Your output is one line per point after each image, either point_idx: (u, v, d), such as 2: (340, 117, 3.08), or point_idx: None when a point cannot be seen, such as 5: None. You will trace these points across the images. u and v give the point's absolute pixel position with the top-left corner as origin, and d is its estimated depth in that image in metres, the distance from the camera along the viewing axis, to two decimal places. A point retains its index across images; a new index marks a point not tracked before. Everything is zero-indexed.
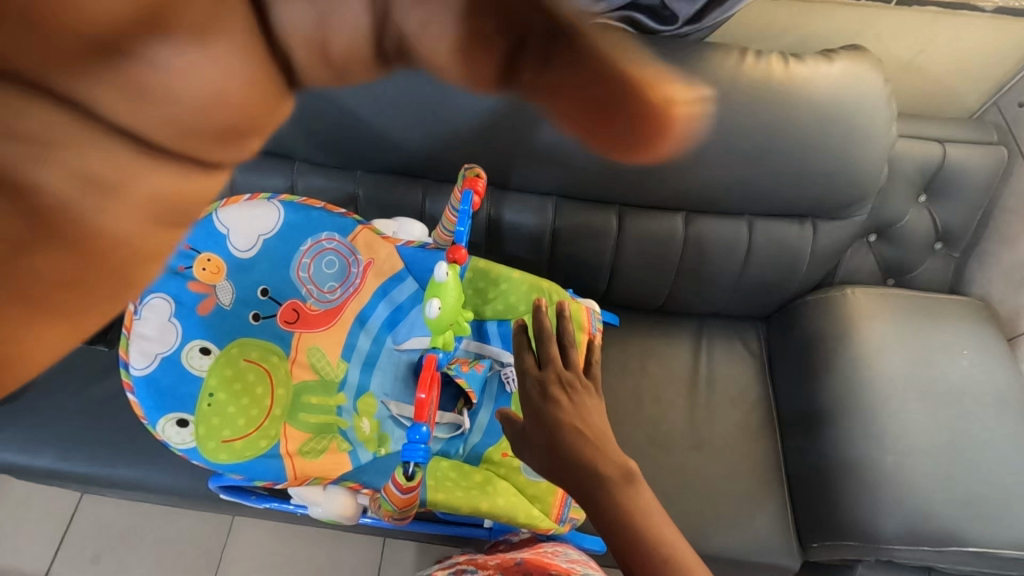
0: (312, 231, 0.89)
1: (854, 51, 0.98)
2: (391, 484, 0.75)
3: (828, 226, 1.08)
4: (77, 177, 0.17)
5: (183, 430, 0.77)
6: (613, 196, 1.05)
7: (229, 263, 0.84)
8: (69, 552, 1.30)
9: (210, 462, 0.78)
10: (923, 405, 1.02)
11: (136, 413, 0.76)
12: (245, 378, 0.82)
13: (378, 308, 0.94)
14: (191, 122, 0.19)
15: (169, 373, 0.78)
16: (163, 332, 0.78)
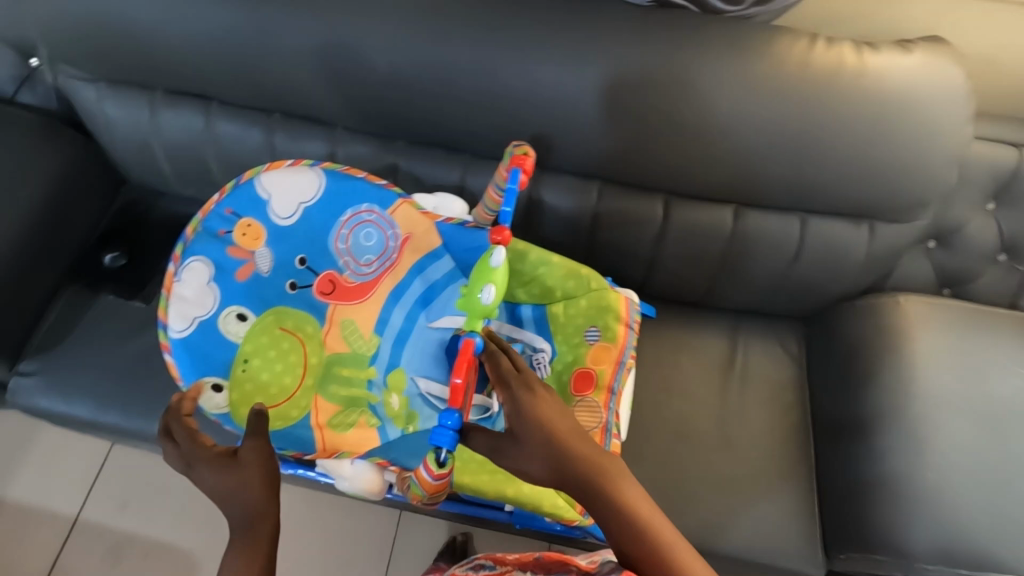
0: (351, 203, 0.87)
1: (934, 42, 0.91)
2: (422, 468, 0.74)
3: (886, 229, 1.02)
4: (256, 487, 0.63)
5: (216, 395, 0.79)
6: (660, 184, 1.01)
7: (269, 230, 0.85)
8: (101, 495, 1.36)
9: (242, 429, 0.79)
10: (968, 423, 0.97)
11: (173, 375, 0.79)
12: (279, 346, 0.83)
13: (413, 284, 0.91)
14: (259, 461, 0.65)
15: (206, 337, 0.81)
16: (201, 296, 0.82)
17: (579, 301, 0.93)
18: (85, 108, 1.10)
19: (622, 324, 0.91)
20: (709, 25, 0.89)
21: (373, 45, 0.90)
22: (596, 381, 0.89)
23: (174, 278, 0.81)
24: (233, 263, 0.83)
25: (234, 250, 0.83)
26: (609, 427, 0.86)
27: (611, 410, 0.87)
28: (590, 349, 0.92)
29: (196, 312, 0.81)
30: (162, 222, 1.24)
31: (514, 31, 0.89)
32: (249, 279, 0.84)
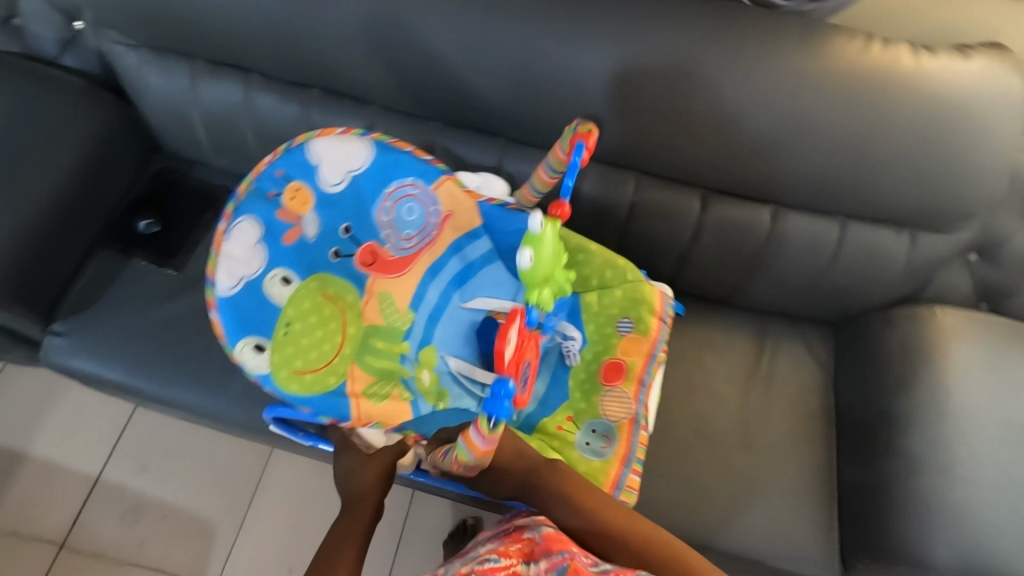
0: (396, 176, 0.87)
1: (994, 48, 0.89)
2: (472, 431, 0.72)
3: (928, 238, 1.00)
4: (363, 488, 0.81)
5: (259, 355, 0.78)
6: (699, 178, 0.99)
7: (317, 196, 0.85)
8: (121, 456, 1.38)
9: (281, 392, 0.79)
10: (998, 441, 0.96)
11: (217, 333, 0.78)
12: (321, 313, 0.82)
13: (450, 262, 0.92)
14: (374, 475, 0.82)
15: (250, 298, 0.80)
16: (249, 256, 0.81)
17: (614, 292, 0.93)
18: (126, 74, 1.10)
19: (656, 319, 0.92)
20: (764, 17, 0.87)
21: (420, 24, 0.89)
22: (627, 372, 0.90)
23: (223, 237, 0.80)
24: (280, 227, 0.83)
25: (283, 215, 0.83)
26: (638, 418, 0.88)
27: (640, 402, 0.89)
28: (621, 339, 0.92)
29: (242, 272, 0.80)
30: (195, 191, 1.25)
31: (564, 16, 0.87)
32: (295, 245, 0.83)
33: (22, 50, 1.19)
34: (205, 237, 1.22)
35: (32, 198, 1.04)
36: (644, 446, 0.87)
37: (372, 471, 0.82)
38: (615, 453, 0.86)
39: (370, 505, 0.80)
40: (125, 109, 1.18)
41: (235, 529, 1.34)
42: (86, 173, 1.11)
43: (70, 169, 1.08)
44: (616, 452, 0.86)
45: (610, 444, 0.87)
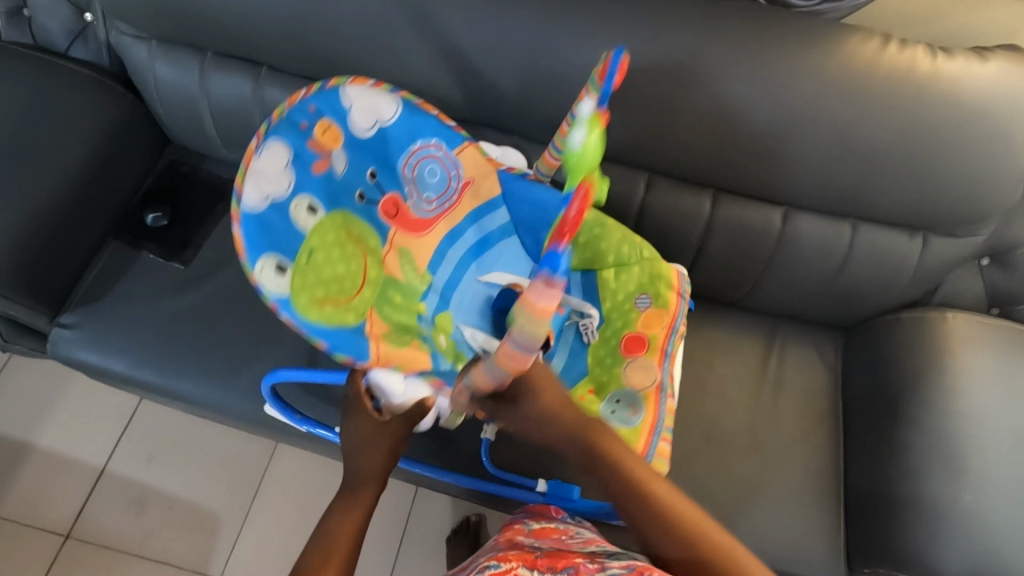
0: (425, 133, 0.87)
1: (1012, 51, 0.88)
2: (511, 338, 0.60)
3: (941, 242, 0.99)
4: (366, 471, 0.83)
5: (281, 276, 0.75)
6: (711, 179, 0.99)
7: (346, 136, 0.83)
8: (127, 449, 1.39)
9: (299, 319, 0.74)
10: (1008, 447, 0.95)
11: (238, 249, 0.75)
12: (346, 249, 0.80)
13: (468, 232, 0.92)
14: (381, 458, 0.84)
15: (275, 219, 0.77)
16: (278, 178, 0.78)
17: (631, 268, 0.93)
18: (136, 66, 1.10)
19: (674, 293, 0.92)
20: (779, 16, 0.87)
21: (432, 19, 0.89)
22: (649, 343, 0.90)
23: (254, 156, 0.78)
24: (310, 158, 0.81)
25: (314, 146, 0.81)
26: (663, 386, 0.88)
27: (665, 370, 0.89)
28: (640, 314, 0.92)
29: (270, 193, 0.77)
30: (202, 185, 1.25)
31: (578, 13, 0.87)
32: (323, 178, 0.81)
33: (32, 41, 1.19)
34: (212, 231, 1.21)
35: (42, 190, 1.04)
36: (671, 413, 0.88)
37: (379, 455, 0.83)
38: (644, 422, 0.85)
39: (370, 488, 0.83)
40: (135, 102, 1.18)
41: (240, 522, 1.34)
42: (96, 165, 1.11)
43: (80, 162, 1.09)
44: (644, 420, 0.86)
45: (637, 412, 0.86)
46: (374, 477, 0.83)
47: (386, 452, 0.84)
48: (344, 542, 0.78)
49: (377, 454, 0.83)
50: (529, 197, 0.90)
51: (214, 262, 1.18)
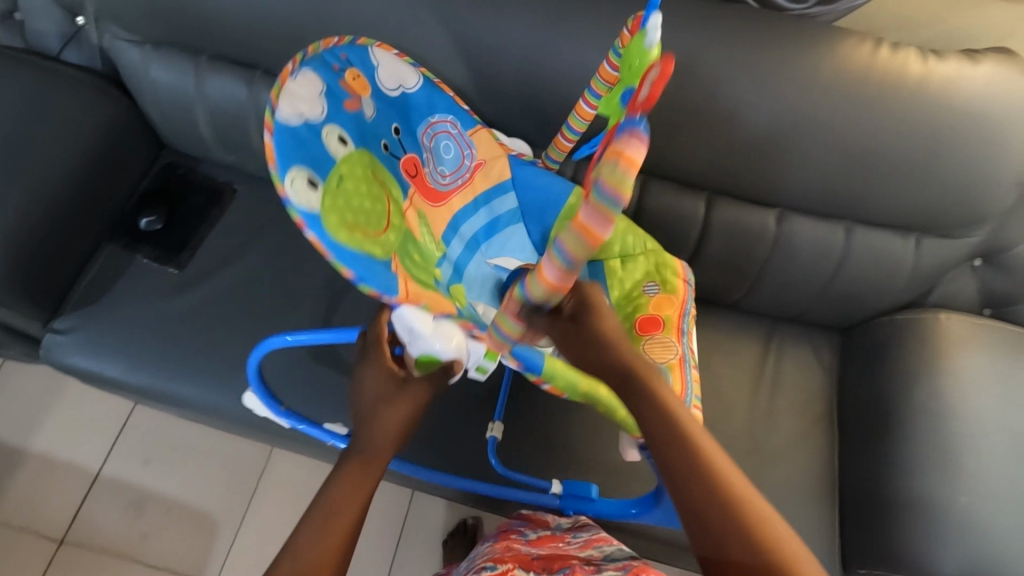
0: (442, 108, 0.86)
1: (1004, 54, 0.88)
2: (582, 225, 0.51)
3: (935, 244, 1.00)
4: (387, 421, 0.71)
5: (312, 190, 0.71)
6: (707, 181, 0.99)
7: (374, 88, 0.82)
8: (122, 454, 1.38)
9: (326, 239, 0.71)
10: (1003, 448, 0.96)
11: (268, 158, 0.70)
12: (372, 187, 0.78)
13: (477, 214, 0.90)
14: (406, 408, 0.72)
15: (306, 139, 0.73)
16: (312, 101, 0.75)
17: (637, 258, 0.93)
18: (130, 69, 1.10)
19: (681, 280, 0.92)
20: (773, 19, 0.87)
21: (428, 21, 0.89)
22: (664, 323, 0.88)
23: (289, 73, 0.74)
24: (342, 94, 0.78)
25: (345, 83, 0.79)
26: (685, 358, 0.86)
27: (684, 345, 0.87)
28: (650, 300, 0.91)
29: (302, 112, 0.73)
30: (198, 188, 1.24)
31: (573, 16, 0.87)
32: (352, 119, 0.79)
33: (24, 45, 1.18)
34: (209, 234, 1.21)
35: (36, 194, 1.03)
36: (697, 382, 0.86)
37: (403, 406, 0.72)
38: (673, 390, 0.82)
39: (389, 443, 0.71)
40: (128, 105, 1.18)
41: (236, 527, 1.34)
42: (90, 169, 1.10)
43: (73, 165, 1.08)
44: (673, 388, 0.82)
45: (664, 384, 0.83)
46: (392, 431, 0.71)
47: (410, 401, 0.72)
48: (352, 504, 0.66)
49: (399, 403, 0.71)
50: (542, 178, 0.88)
51: (209, 266, 1.18)
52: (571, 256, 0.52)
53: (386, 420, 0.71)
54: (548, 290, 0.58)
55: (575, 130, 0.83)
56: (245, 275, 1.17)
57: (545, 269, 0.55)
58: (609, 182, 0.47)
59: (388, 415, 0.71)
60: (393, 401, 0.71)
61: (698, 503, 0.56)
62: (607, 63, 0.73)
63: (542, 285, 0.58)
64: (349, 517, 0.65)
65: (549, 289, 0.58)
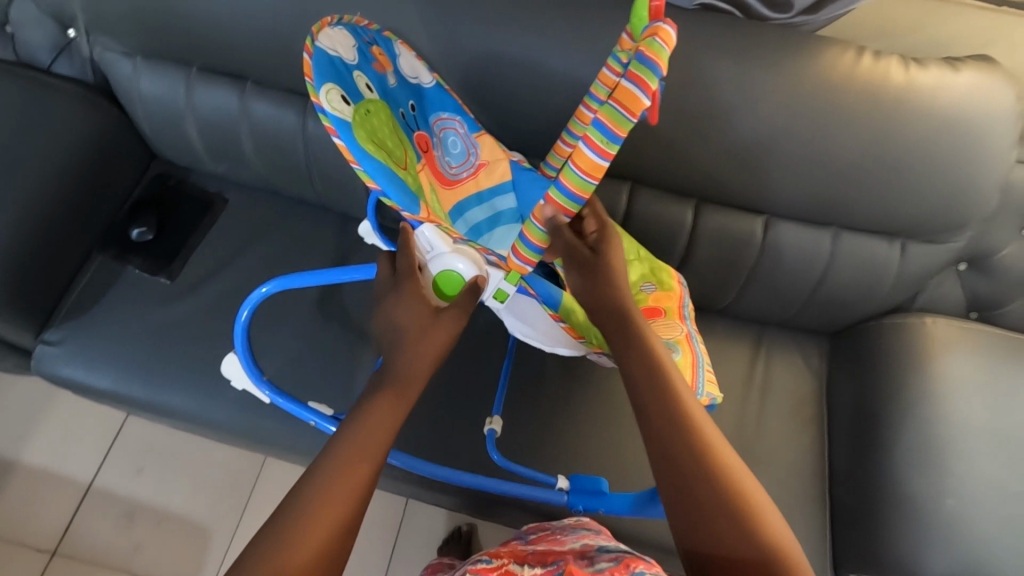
0: (452, 108, 0.88)
1: (983, 62, 0.90)
2: (617, 106, 0.55)
3: (919, 249, 1.01)
4: (416, 356, 0.70)
5: (346, 105, 0.67)
6: (694, 188, 1.00)
7: (395, 67, 0.84)
8: (114, 465, 1.38)
9: (355, 150, 0.65)
10: (989, 449, 0.97)
11: (304, 70, 0.67)
12: (394, 135, 0.75)
13: (475, 209, 0.85)
14: (439, 338, 0.71)
15: (342, 70, 0.71)
16: (345, 47, 0.75)
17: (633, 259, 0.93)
18: (121, 80, 1.10)
19: (675, 278, 0.94)
20: (755, 28, 0.88)
21: (416, 32, 0.90)
22: (665, 312, 0.89)
23: (329, 23, 0.75)
24: (371, 56, 0.79)
25: (374, 52, 0.80)
26: (691, 335, 0.88)
27: (688, 324, 0.89)
28: (649, 295, 0.90)
29: (339, 53, 0.73)
30: (190, 198, 1.25)
31: (558, 27, 0.88)
32: (379, 78, 0.78)
33: (15, 58, 1.19)
34: (200, 244, 1.21)
35: (27, 203, 1.04)
36: (704, 356, 0.87)
37: (434, 335, 0.71)
38: (685, 358, 0.82)
39: (417, 377, 0.69)
40: (120, 116, 1.18)
41: (228, 537, 1.33)
42: (81, 179, 1.11)
43: (63, 176, 1.08)
44: (684, 356, 0.83)
45: (677, 351, 0.82)
46: (421, 369, 0.70)
47: (440, 333, 0.71)
48: (375, 441, 0.64)
49: (430, 332, 0.70)
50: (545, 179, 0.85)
51: (200, 276, 1.18)
52: (616, 124, 0.55)
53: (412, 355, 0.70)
54: (584, 173, 0.58)
55: (576, 136, 0.84)
56: (237, 284, 1.17)
57: (584, 146, 0.57)
58: (649, 51, 0.55)
59: (418, 348, 0.70)
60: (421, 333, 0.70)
61: (683, 470, 0.61)
62: (608, 68, 0.75)
63: (580, 169, 0.58)
64: (370, 456, 0.62)
65: (584, 173, 0.58)
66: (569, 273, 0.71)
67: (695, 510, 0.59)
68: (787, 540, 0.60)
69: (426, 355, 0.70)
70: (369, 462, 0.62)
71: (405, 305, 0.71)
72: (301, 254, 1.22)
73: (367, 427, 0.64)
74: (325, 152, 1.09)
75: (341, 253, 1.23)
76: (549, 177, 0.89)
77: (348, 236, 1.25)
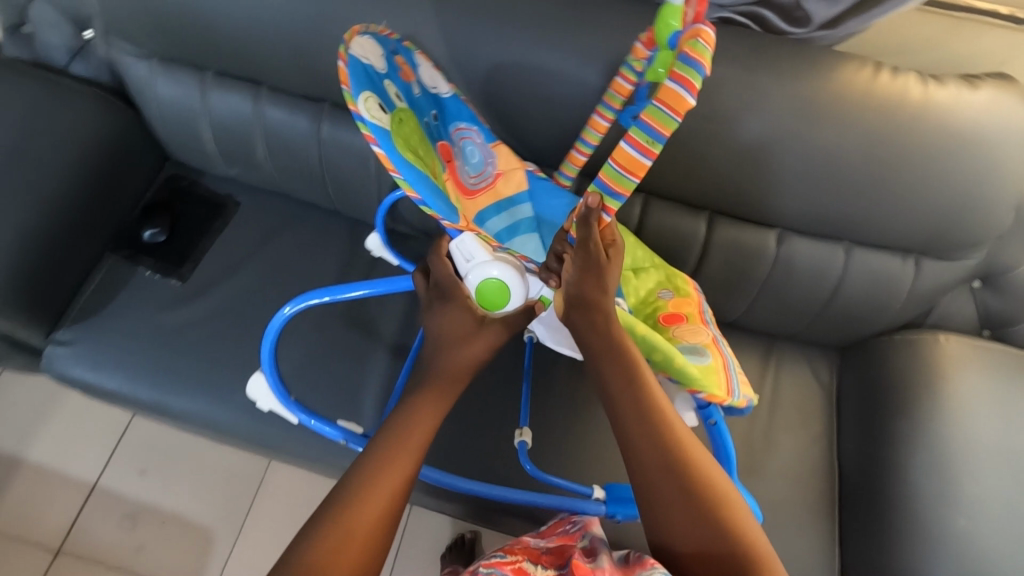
0: (469, 118, 0.87)
1: (1001, 80, 0.89)
2: (662, 109, 0.62)
3: (933, 265, 1.00)
4: (453, 368, 0.71)
5: (383, 112, 0.67)
6: (707, 201, 1.00)
7: (417, 77, 0.82)
8: (119, 464, 1.38)
9: (394, 156, 0.65)
10: (999, 467, 0.96)
11: (341, 77, 0.67)
12: (424, 144, 0.75)
13: (494, 219, 0.85)
14: (477, 351, 0.72)
15: (373, 78, 0.71)
16: (375, 57, 0.75)
17: (648, 270, 0.94)
18: (136, 82, 1.10)
19: (691, 286, 0.94)
20: (771, 41, 0.88)
21: (433, 41, 0.90)
22: (687, 318, 0.88)
23: (357, 32, 0.75)
24: (397, 66, 0.79)
25: (397, 62, 0.79)
26: (719, 339, 0.86)
27: (711, 328, 0.87)
28: (667, 302, 0.90)
29: (370, 61, 0.73)
30: (201, 200, 1.25)
31: (575, 37, 0.88)
32: (406, 87, 0.78)
33: (31, 57, 1.19)
34: (210, 247, 1.21)
35: (40, 201, 1.04)
36: (735, 359, 0.85)
37: (471, 347, 0.72)
38: (716, 362, 0.81)
39: (446, 387, 0.70)
40: (134, 118, 1.19)
41: (231, 541, 1.33)
42: (94, 179, 1.11)
43: (76, 175, 1.09)
44: (715, 360, 0.81)
45: (705, 354, 0.81)
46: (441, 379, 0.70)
47: (477, 345, 0.72)
48: (415, 441, 0.64)
49: (470, 342, 0.72)
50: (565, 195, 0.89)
51: (209, 277, 1.18)
52: (661, 125, 0.63)
53: (450, 367, 0.71)
54: (621, 168, 0.67)
55: (590, 145, 0.86)
56: (246, 287, 1.17)
57: (627, 144, 0.65)
58: (694, 52, 0.60)
59: (456, 360, 0.71)
60: (458, 344, 0.72)
61: (651, 470, 0.61)
62: (621, 77, 0.78)
63: (618, 165, 0.67)
64: (407, 453, 0.63)
65: (623, 167, 0.67)
66: (569, 262, 0.68)
67: (666, 508, 0.60)
68: (759, 544, 0.59)
69: (462, 365, 0.71)
70: (405, 462, 0.62)
71: (447, 313, 0.73)
72: (311, 258, 1.22)
73: (400, 427, 0.65)
74: (338, 157, 1.09)
75: (351, 257, 1.23)
76: (565, 186, 0.92)
77: (358, 242, 1.25)
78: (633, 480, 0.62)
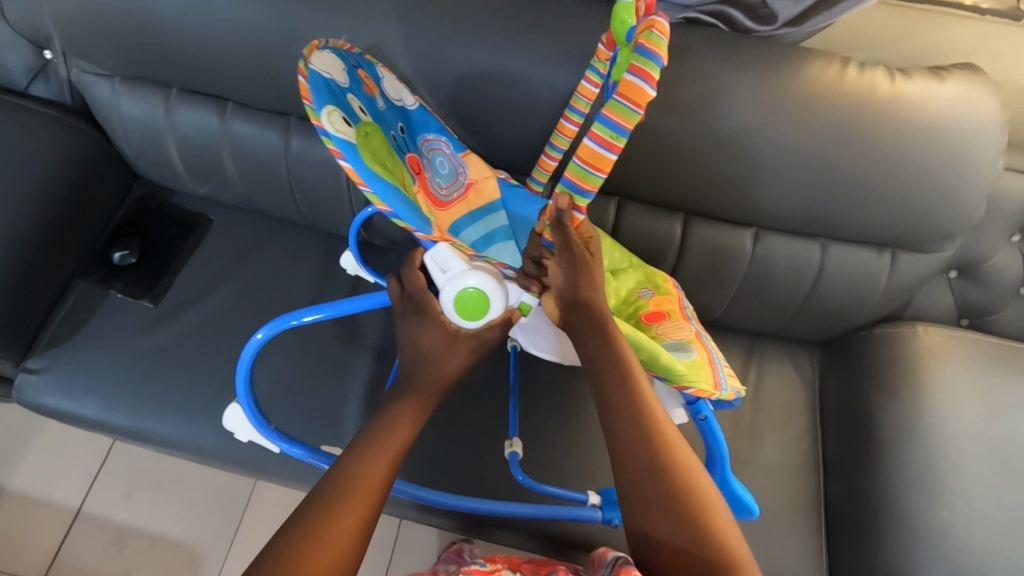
0: (436, 129, 0.86)
1: (968, 71, 0.89)
2: (623, 101, 0.60)
3: (908, 258, 1.01)
4: (431, 380, 0.70)
5: (347, 126, 0.66)
6: (682, 202, 0.99)
7: (381, 90, 0.81)
8: (102, 490, 1.36)
9: (361, 169, 0.64)
10: (981, 456, 0.96)
11: (302, 92, 0.65)
12: (392, 155, 0.74)
13: (469, 228, 0.84)
14: (453, 364, 0.71)
15: (335, 92, 0.70)
16: (337, 71, 0.73)
17: (626, 270, 0.93)
18: (99, 102, 1.08)
19: (669, 283, 0.93)
20: (737, 40, 0.88)
21: (397, 52, 0.89)
22: (668, 316, 0.88)
23: (316, 46, 0.73)
24: (359, 80, 0.77)
25: (360, 76, 0.78)
26: (701, 334, 0.86)
27: (693, 324, 0.87)
28: (647, 301, 0.90)
29: (332, 75, 0.72)
30: (173, 219, 1.23)
31: (540, 43, 0.87)
32: (370, 100, 0.77)
33: None
34: (184, 266, 1.19)
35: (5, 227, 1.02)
36: (720, 353, 0.85)
37: (449, 358, 0.71)
38: (701, 357, 0.80)
39: (422, 402, 0.69)
40: (100, 139, 1.17)
41: (218, 564, 1.31)
42: (61, 202, 1.09)
43: (42, 198, 1.07)
44: (701, 355, 0.81)
45: (690, 350, 0.81)
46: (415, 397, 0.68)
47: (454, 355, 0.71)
48: (394, 447, 0.64)
49: (450, 352, 0.71)
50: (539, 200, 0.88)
51: (183, 297, 1.16)
52: (622, 117, 0.61)
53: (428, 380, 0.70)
54: (587, 164, 0.65)
55: (559, 150, 0.85)
56: (222, 306, 1.16)
57: (590, 141, 0.63)
58: (650, 42, 0.59)
59: (432, 371, 0.70)
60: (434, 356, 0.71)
61: (637, 472, 0.60)
62: (585, 80, 0.78)
63: (584, 162, 0.65)
64: (385, 459, 0.62)
65: (588, 165, 0.65)
66: (557, 266, 0.68)
67: (650, 512, 0.59)
68: (742, 554, 0.57)
69: (441, 376, 0.70)
70: (380, 468, 0.61)
71: (424, 323, 0.71)
72: (287, 274, 1.21)
73: (380, 432, 0.64)
74: (309, 170, 1.08)
75: (328, 272, 1.22)
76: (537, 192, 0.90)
77: (334, 256, 1.23)
78: (618, 482, 0.61)
